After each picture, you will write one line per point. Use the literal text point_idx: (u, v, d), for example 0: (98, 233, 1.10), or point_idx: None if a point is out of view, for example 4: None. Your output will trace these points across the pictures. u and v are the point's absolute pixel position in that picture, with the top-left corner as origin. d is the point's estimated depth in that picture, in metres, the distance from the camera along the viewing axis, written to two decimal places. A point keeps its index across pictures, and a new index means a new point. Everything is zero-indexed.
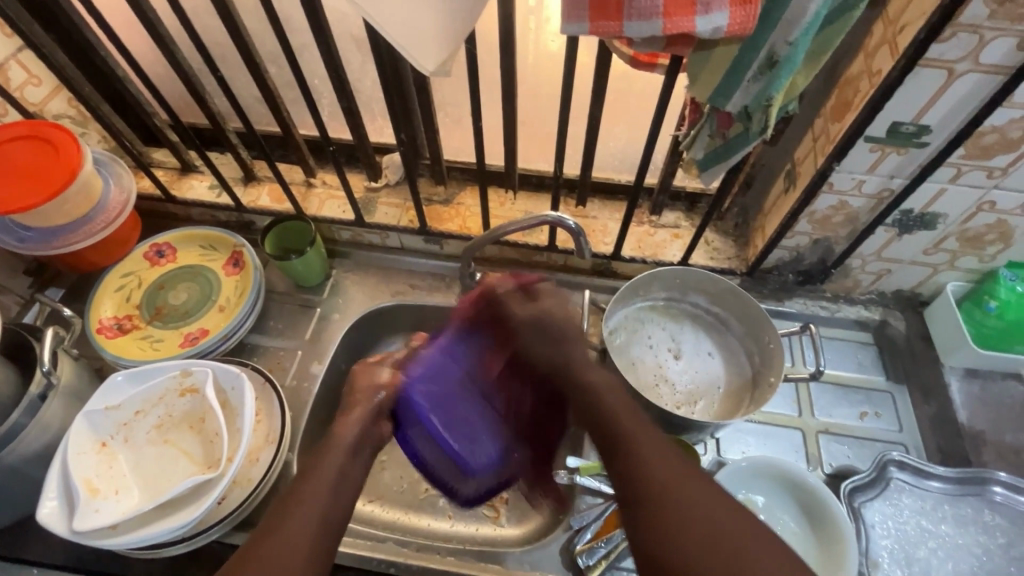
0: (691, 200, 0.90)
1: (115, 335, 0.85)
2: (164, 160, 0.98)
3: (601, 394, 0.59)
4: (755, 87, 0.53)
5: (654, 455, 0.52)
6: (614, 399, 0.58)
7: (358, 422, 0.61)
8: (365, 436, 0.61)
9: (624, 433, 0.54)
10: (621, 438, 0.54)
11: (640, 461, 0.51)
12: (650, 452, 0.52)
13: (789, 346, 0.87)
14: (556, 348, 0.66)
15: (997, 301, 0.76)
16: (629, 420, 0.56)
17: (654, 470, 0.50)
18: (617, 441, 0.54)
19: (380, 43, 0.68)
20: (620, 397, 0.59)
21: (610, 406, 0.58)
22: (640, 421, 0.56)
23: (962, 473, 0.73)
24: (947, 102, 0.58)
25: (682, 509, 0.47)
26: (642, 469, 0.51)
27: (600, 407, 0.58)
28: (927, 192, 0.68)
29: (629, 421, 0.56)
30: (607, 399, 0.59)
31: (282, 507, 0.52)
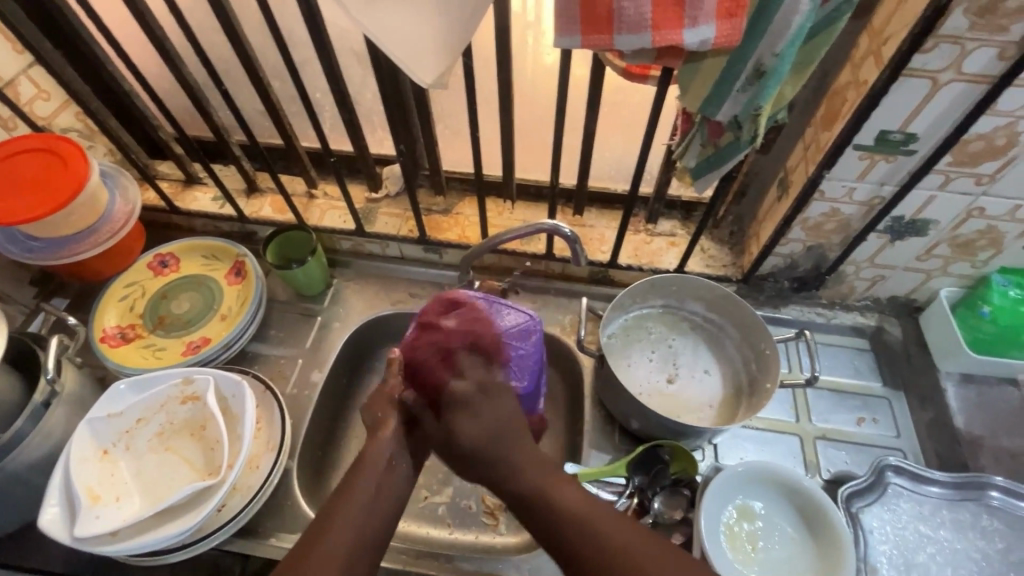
0: (686, 208, 0.91)
1: (118, 344, 0.86)
2: (169, 172, 1.00)
3: (523, 461, 0.58)
4: (744, 97, 0.54)
5: (595, 518, 0.53)
6: (506, 449, 0.58)
7: (389, 441, 0.59)
8: (397, 454, 0.59)
9: (556, 506, 0.54)
10: (555, 506, 0.54)
11: (582, 526, 0.52)
12: (579, 513, 0.53)
13: (786, 352, 0.87)
14: (493, 405, 0.61)
15: (990, 307, 0.77)
16: (535, 481, 0.56)
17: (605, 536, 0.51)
18: (545, 507, 0.55)
19: (380, 57, 0.70)
20: (534, 457, 0.58)
21: (508, 463, 0.57)
22: (557, 483, 0.57)
23: (959, 478, 0.73)
24: (932, 111, 0.60)
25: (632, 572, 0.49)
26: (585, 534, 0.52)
27: (495, 463, 0.57)
28: (917, 199, 0.70)
29: (552, 485, 0.56)
30: (518, 456, 0.58)
31: (315, 532, 0.52)
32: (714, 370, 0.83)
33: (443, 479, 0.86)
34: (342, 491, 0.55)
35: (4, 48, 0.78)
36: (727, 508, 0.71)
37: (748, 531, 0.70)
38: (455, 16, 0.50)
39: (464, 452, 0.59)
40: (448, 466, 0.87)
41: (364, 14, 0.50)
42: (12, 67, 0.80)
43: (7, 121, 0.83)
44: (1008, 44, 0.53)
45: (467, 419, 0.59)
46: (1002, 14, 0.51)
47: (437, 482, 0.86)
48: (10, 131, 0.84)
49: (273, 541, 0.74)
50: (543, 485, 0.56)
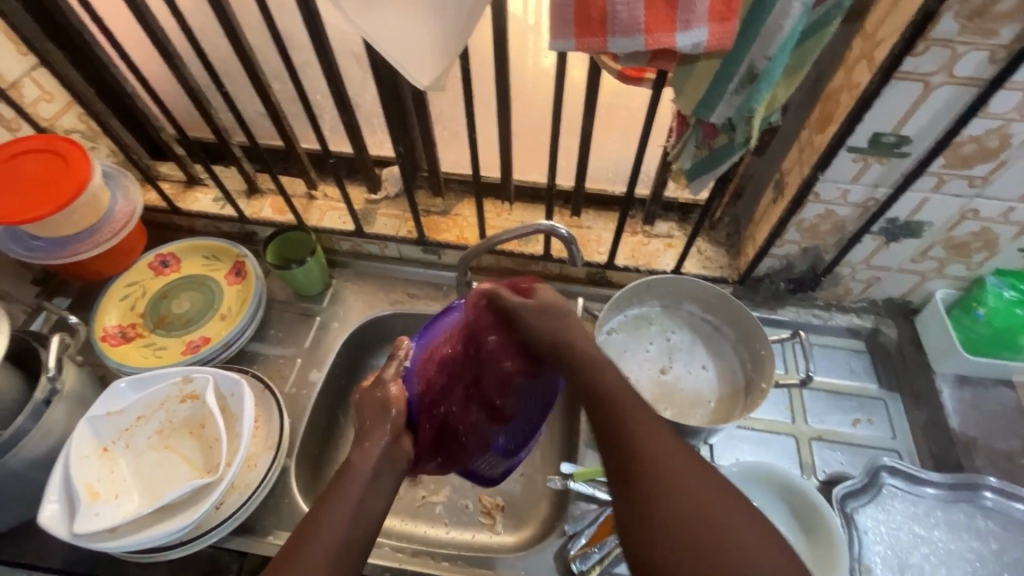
0: (683, 210, 0.92)
1: (119, 343, 0.87)
2: (170, 173, 1.00)
3: (583, 341, 0.56)
4: (737, 99, 0.55)
5: (653, 430, 0.48)
6: (567, 333, 0.57)
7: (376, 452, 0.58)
8: (383, 465, 0.58)
9: (622, 406, 0.50)
10: (619, 403, 0.50)
11: (637, 432, 0.48)
12: (640, 418, 0.49)
13: (782, 353, 0.88)
14: (561, 306, 0.60)
15: (984, 308, 0.77)
16: (602, 379, 0.52)
17: (659, 452, 0.46)
18: (606, 404, 0.50)
19: (379, 59, 0.71)
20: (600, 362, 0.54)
21: (576, 357, 0.55)
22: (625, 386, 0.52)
23: (954, 479, 0.74)
24: (924, 114, 0.60)
25: (680, 497, 0.44)
26: (638, 443, 0.47)
27: (561, 344, 0.56)
28: (911, 201, 0.70)
29: (620, 390, 0.51)
30: (593, 354, 0.54)
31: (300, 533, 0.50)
32: (712, 367, 0.83)
33: (440, 478, 0.86)
34: (329, 495, 0.53)
35: (8, 50, 0.79)
36: None
37: None
38: (452, 19, 0.51)
39: (531, 320, 0.59)
40: None
41: (362, 17, 0.51)
42: (16, 68, 0.81)
43: (11, 122, 0.84)
44: (998, 47, 0.53)
45: (534, 317, 0.59)
46: (992, 17, 0.51)
47: (435, 482, 0.86)
48: (14, 132, 0.85)
49: (270, 539, 0.74)
50: (611, 388, 0.51)
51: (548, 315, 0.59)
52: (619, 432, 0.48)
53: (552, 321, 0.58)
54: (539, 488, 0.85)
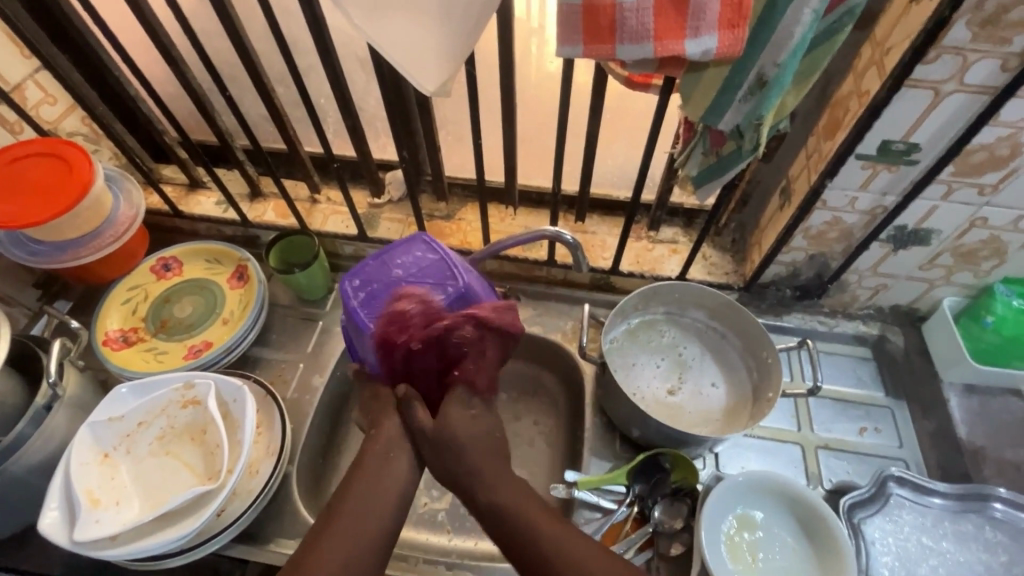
0: (689, 216, 0.91)
1: (120, 347, 0.86)
2: (173, 176, 1.00)
3: (495, 472, 0.56)
4: (746, 107, 0.54)
5: (548, 528, 0.52)
6: (478, 460, 0.56)
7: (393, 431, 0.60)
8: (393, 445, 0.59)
9: (515, 517, 0.52)
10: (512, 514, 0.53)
11: (535, 539, 0.51)
12: (538, 518, 0.52)
13: (788, 361, 0.87)
14: (481, 421, 0.59)
15: (992, 317, 0.76)
16: (502, 497, 0.54)
17: (562, 557, 0.50)
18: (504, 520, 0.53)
19: (383, 63, 0.71)
20: (500, 469, 0.56)
21: (471, 473, 0.56)
22: (521, 491, 0.55)
23: (962, 489, 0.73)
24: (934, 122, 0.60)
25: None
26: (542, 552, 0.50)
27: (459, 476, 0.56)
28: (920, 209, 0.69)
29: (511, 501, 0.54)
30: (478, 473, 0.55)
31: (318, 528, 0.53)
32: (721, 384, 0.82)
33: (442, 485, 0.86)
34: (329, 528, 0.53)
35: (11, 52, 0.79)
36: (728, 518, 0.70)
37: (749, 541, 0.69)
38: (459, 25, 0.50)
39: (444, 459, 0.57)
40: None
41: (368, 22, 0.50)
42: (19, 71, 0.80)
43: (14, 125, 0.83)
44: (1011, 55, 0.52)
45: (455, 431, 0.58)
46: (1005, 25, 0.51)
47: (437, 489, 0.86)
48: (17, 135, 0.84)
49: (272, 547, 0.73)
50: (507, 502, 0.54)
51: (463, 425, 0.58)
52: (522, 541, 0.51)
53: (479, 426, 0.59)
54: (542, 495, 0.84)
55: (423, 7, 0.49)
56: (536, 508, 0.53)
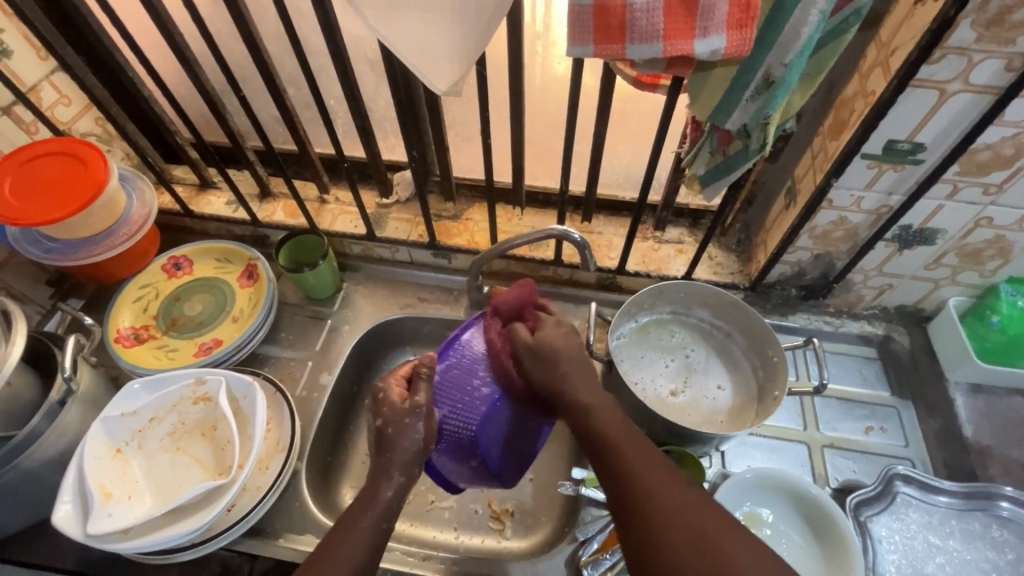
0: (694, 216, 0.92)
1: (132, 344, 0.87)
2: (184, 176, 1.01)
3: (590, 386, 0.61)
4: (753, 106, 0.55)
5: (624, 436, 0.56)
6: (577, 379, 0.62)
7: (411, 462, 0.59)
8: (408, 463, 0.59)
9: (598, 424, 0.57)
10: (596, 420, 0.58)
11: (612, 441, 0.55)
12: (612, 428, 0.57)
13: (793, 360, 0.88)
14: (573, 344, 0.64)
15: (999, 316, 0.77)
16: (589, 403, 0.60)
17: (636, 461, 0.53)
18: (589, 428, 0.58)
19: (395, 64, 0.72)
20: (588, 393, 0.60)
21: (565, 384, 0.61)
22: (615, 418, 0.58)
23: (969, 487, 0.73)
24: (940, 121, 0.60)
25: (646, 491, 0.50)
26: (619, 455, 0.54)
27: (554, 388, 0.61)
28: (925, 208, 0.70)
29: (598, 416, 0.58)
30: (573, 390, 0.61)
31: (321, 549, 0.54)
32: (728, 385, 0.83)
33: None
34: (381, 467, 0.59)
35: (28, 53, 0.80)
36: (735, 515, 0.71)
37: None
38: (473, 25, 0.51)
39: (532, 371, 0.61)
40: None
41: (381, 21, 0.51)
42: (35, 71, 0.82)
43: (29, 125, 0.85)
44: (1015, 55, 0.53)
45: (538, 360, 0.62)
46: (1009, 26, 0.51)
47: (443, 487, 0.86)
48: (32, 134, 0.86)
49: (281, 542, 0.74)
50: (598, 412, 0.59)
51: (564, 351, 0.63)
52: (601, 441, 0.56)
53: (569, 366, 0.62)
54: (549, 494, 0.85)
55: (438, 8, 0.50)
56: (622, 426, 0.57)
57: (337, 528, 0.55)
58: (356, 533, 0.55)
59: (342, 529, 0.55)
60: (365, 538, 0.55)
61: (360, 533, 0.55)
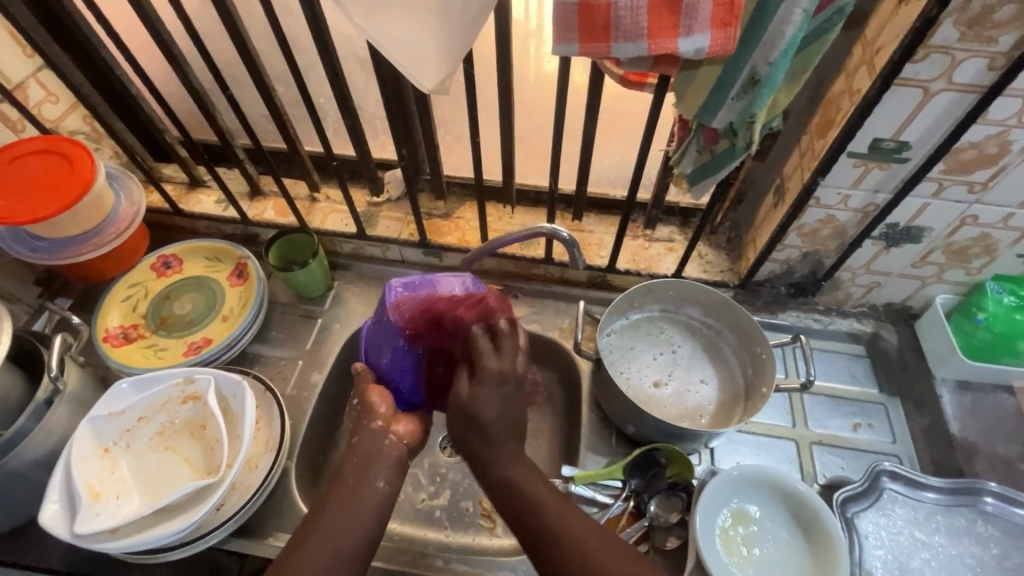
0: (684, 215, 0.92)
1: (121, 343, 0.87)
2: (173, 175, 1.01)
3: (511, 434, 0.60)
4: (738, 105, 0.56)
5: (558, 506, 0.53)
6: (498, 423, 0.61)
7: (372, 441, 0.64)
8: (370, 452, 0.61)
9: (524, 487, 0.54)
10: (519, 485, 0.54)
11: (542, 510, 0.53)
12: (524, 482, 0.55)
13: (783, 358, 0.88)
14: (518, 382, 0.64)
15: (985, 313, 0.78)
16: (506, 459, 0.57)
17: (571, 529, 0.51)
18: (519, 499, 0.54)
19: (383, 61, 0.72)
20: (519, 459, 0.57)
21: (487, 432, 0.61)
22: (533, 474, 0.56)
23: (954, 483, 0.74)
24: (925, 119, 0.61)
25: (584, 565, 0.49)
26: (554, 522, 0.52)
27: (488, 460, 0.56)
28: (911, 206, 0.70)
29: (528, 480, 0.55)
30: (504, 464, 0.56)
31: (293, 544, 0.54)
32: (715, 382, 0.83)
33: (439, 482, 0.87)
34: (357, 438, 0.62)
35: (13, 51, 0.79)
36: (723, 511, 0.71)
37: (742, 535, 0.70)
38: (458, 23, 0.51)
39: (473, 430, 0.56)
40: (445, 468, 0.88)
41: (366, 20, 0.51)
42: (21, 69, 0.81)
43: (16, 123, 0.84)
44: (997, 54, 0.54)
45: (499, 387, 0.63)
46: (991, 25, 0.52)
47: (434, 485, 0.87)
48: (18, 133, 0.85)
49: (270, 541, 0.74)
50: (528, 482, 0.55)
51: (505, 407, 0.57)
52: (528, 509, 0.53)
53: (505, 437, 0.57)
54: None
55: (422, 5, 0.50)
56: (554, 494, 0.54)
57: (329, 504, 0.56)
58: (345, 512, 0.56)
59: (332, 513, 0.55)
60: (354, 520, 0.55)
61: (354, 517, 0.55)
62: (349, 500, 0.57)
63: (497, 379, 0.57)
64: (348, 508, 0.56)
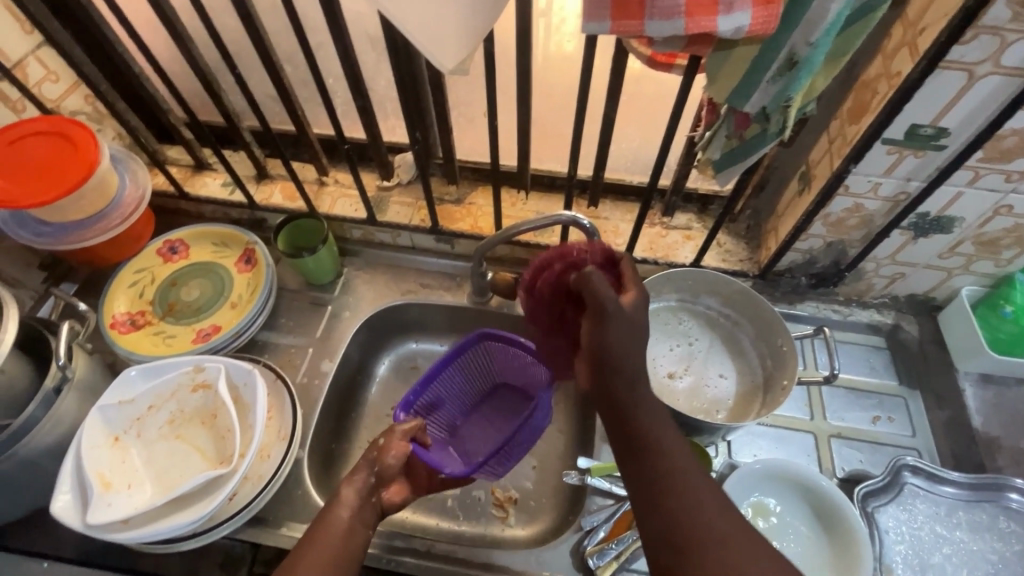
0: (703, 202, 0.90)
1: (128, 330, 0.85)
2: (178, 157, 0.98)
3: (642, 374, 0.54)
4: (774, 88, 0.53)
5: (681, 460, 0.51)
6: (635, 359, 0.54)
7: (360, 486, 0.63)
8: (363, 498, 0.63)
9: (653, 432, 0.52)
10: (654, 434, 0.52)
11: (669, 462, 0.51)
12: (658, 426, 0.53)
13: (802, 349, 0.86)
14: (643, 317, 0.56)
15: (1012, 306, 0.76)
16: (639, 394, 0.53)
17: (691, 486, 0.50)
18: (645, 440, 0.52)
19: (396, 38, 0.68)
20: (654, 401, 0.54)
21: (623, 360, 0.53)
22: (663, 426, 0.53)
23: (976, 479, 0.73)
24: (966, 105, 0.58)
25: (701, 529, 0.48)
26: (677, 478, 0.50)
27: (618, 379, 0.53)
28: (944, 196, 0.68)
29: (656, 422, 0.53)
30: (638, 388, 0.53)
31: None
32: (733, 375, 0.82)
33: None
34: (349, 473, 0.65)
35: (12, 27, 0.76)
36: (743, 506, 0.70)
37: (763, 530, 0.69)
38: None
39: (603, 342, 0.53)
40: None
41: None
42: (20, 46, 0.78)
43: (16, 103, 0.81)
44: None
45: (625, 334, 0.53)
46: None
47: None
48: (19, 113, 0.82)
49: (283, 531, 0.73)
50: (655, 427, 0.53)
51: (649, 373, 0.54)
52: (650, 457, 0.51)
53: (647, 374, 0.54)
54: (552, 482, 0.84)
55: None
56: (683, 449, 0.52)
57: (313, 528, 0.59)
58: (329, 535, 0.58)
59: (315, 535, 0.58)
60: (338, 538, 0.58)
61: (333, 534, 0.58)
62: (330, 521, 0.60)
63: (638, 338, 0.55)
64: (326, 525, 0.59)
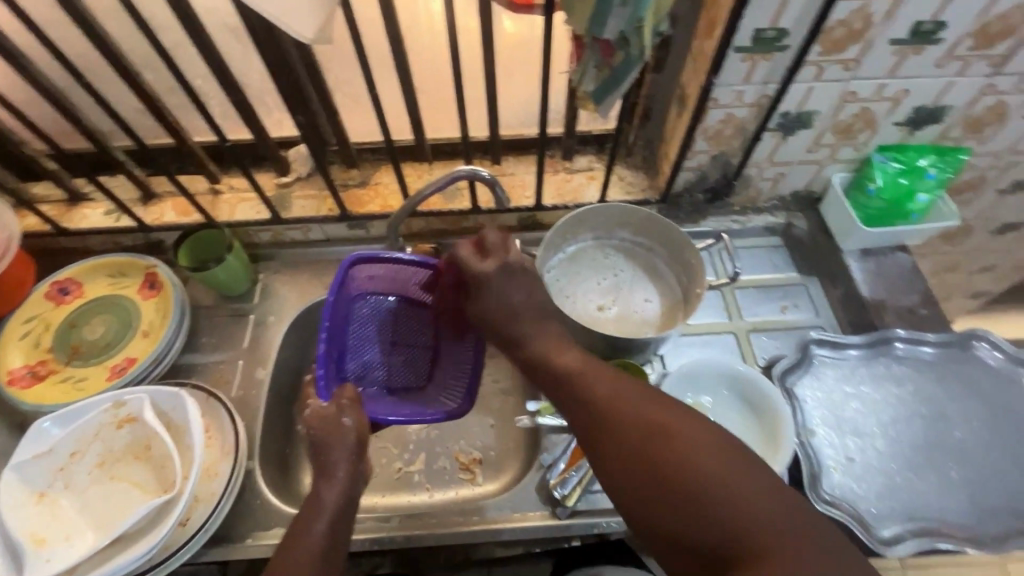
0: (599, 141, 0.93)
1: (30, 383, 0.79)
2: (47, 193, 0.90)
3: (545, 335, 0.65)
4: (626, 13, 0.55)
5: (614, 390, 0.55)
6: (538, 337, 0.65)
7: (337, 491, 0.61)
8: (349, 493, 0.62)
9: (578, 376, 0.59)
10: (576, 374, 0.59)
11: (595, 397, 0.56)
12: (564, 359, 0.61)
13: (711, 260, 0.93)
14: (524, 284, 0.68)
15: (876, 184, 0.84)
16: (555, 352, 0.63)
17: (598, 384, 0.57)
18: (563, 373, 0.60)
19: (254, 20, 0.65)
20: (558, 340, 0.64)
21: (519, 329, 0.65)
22: (585, 359, 0.61)
23: (871, 338, 0.82)
24: (796, 3, 0.64)
25: (612, 404, 0.54)
26: (626, 410, 0.53)
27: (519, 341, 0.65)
28: (799, 92, 0.75)
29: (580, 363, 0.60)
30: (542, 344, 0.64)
31: None
32: (656, 298, 0.87)
33: (413, 448, 0.87)
34: (324, 474, 0.62)
35: None
36: None
37: None
38: None
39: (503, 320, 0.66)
40: (416, 434, 0.88)
41: None
42: None
43: None
44: None
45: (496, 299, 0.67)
46: None
47: (409, 451, 0.87)
48: None
49: (250, 542, 0.72)
50: (582, 370, 0.59)
51: (533, 309, 0.66)
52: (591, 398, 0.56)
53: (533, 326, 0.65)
54: (512, 435, 0.87)
55: None
56: (611, 378, 0.57)
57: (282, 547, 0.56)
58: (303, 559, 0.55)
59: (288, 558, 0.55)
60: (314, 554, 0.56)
61: (309, 547, 0.56)
62: (301, 539, 0.56)
63: (515, 281, 0.68)
64: (303, 544, 0.56)
